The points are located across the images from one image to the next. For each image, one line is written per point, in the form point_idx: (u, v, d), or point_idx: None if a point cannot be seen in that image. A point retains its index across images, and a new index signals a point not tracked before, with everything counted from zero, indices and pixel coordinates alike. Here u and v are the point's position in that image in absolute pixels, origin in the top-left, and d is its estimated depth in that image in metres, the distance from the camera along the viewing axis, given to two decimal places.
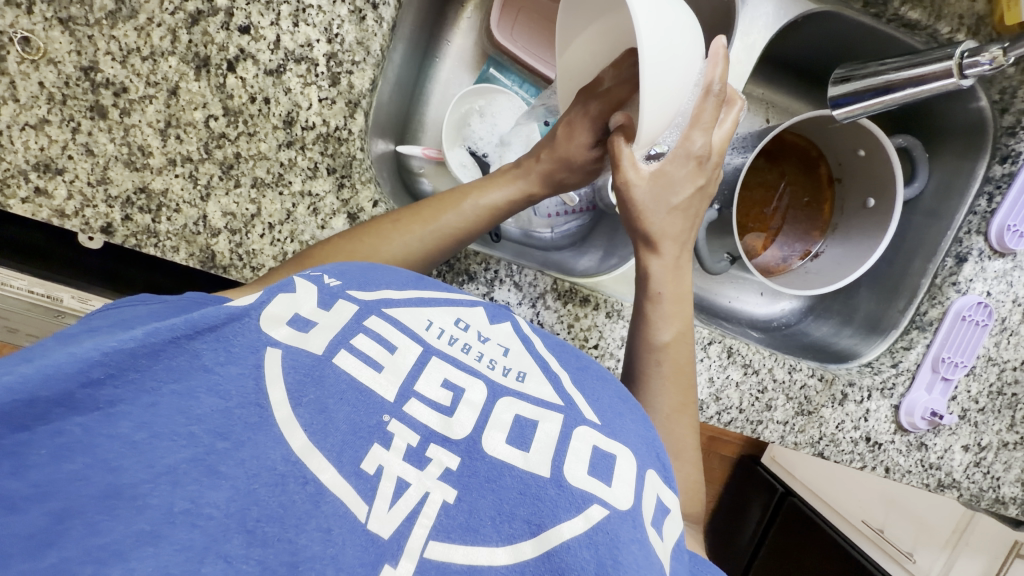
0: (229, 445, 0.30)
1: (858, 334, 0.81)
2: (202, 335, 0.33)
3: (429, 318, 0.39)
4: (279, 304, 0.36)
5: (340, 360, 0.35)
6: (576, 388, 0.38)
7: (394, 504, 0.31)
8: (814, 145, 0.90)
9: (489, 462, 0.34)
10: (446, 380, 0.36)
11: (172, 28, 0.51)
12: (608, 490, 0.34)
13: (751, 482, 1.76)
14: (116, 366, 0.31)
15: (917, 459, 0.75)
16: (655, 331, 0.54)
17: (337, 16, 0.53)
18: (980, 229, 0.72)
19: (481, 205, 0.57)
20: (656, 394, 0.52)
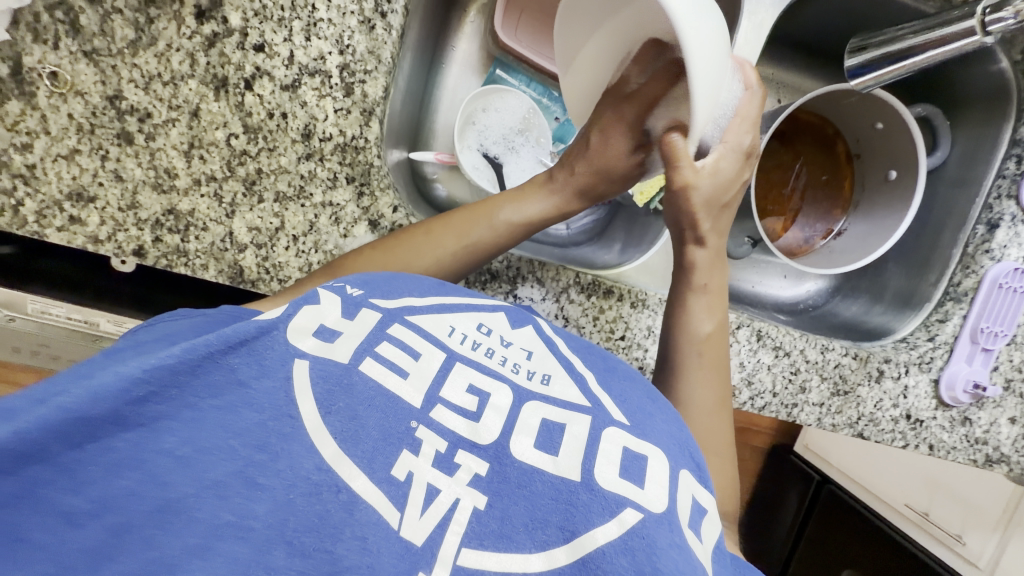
0: (266, 457, 0.31)
1: (890, 310, 0.79)
2: (236, 350, 0.34)
3: (452, 325, 0.41)
4: (305, 316, 0.37)
5: (365, 367, 0.36)
6: (602, 388, 0.40)
7: (425, 511, 0.32)
8: (831, 123, 0.89)
9: (518, 468, 0.34)
10: (471, 385, 0.37)
11: (190, 52, 0.52)
12: (642, 492, 0.34)
13: (785, 472, 1.74)
14: (159, 383, 0.32)
15: (962, 435, 0.74)
16: (694, 322, 0.54)
17: (347, 28, 0.54)
18: (1011, 192, 0.70)
19: (514, 217, 0.57)
20: (694, 386, 0.52)
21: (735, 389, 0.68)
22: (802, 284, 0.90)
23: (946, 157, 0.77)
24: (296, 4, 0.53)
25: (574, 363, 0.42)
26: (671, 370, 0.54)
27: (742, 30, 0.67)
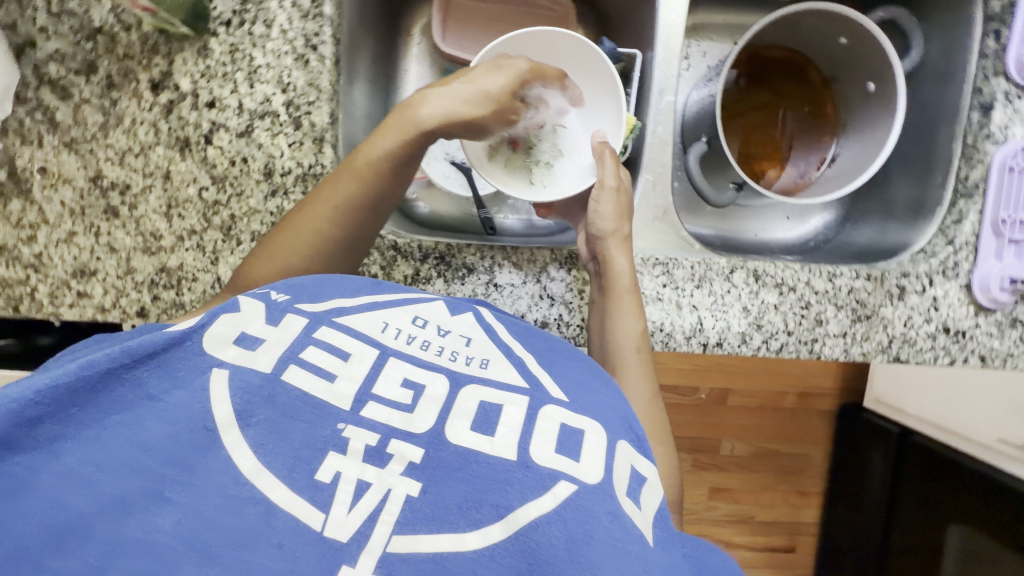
0: (175, 472, 0.33)
1: (904, 224, 0.74)
2: (143, 363, 0.37)
3: (384, 321, 0.43)
4: (224, 325, 0.39)
5: (288, 376, 0.38)
6: (542, 370, 0.43)
7: (353, 506, 0.33)
8: (799, 53, 0.84)
9: (455, 452, 0.36)
10: (405, 378, 0.40)
11: (153, 122, 0.57)
12: (576, 465, 0.36)
13: (861, 432, 1.64)
14: (55, 404, 0.34)
15: (1016, 339, 0.67)
16: (622, 322, 0.58)
17: (285, 67, 0.57)
18: (998, 70, 0.65)
19: (373, 161, 0.55)
20: (630, 376, 0.58)
21: (744, 336, 0.65)
22: (807, 222, 0.87)
23: (923, 55, 0.72)
24: (235, 57, 0.57)
25: (512, 347, 0.45)
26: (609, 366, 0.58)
27: None
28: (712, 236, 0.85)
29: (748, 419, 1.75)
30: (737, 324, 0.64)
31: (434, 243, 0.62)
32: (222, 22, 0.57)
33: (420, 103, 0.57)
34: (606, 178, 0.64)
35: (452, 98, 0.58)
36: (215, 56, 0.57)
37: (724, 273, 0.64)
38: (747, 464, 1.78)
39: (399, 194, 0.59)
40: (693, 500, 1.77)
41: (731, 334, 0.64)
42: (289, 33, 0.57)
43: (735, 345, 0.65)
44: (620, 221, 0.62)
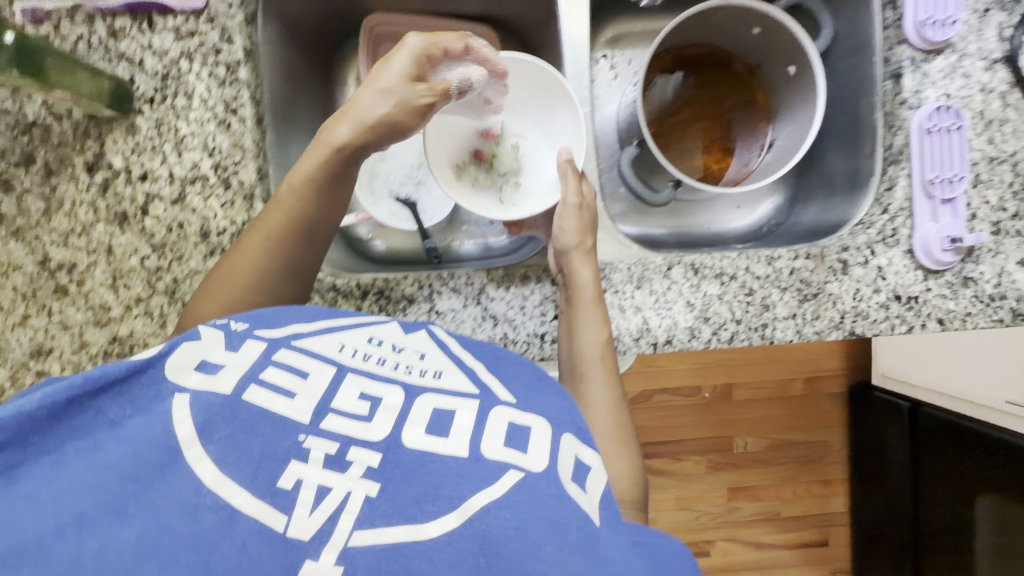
0: (135, 488, 0.32)
1: (844, 199, 0.74)
2: (105, 391, 0.36)
3: (340, 341, 0.45)
4: (184, 353, 0.39)
5: (247, 395, 0.38)
6: (491, 377, 0.46)
7: (314, 508, 0.34)
8: (720, 46, 0.85)
9: (411, 454, 0.38)
10: (362, 393, 0.41)
11: (92, 201, 0.60)
12: (525, 456, 0.38)
13: (874, 411, 1.55)
14: (10, 433, 0.33)
15: (971, 298, 0.66)
16: (585, 331, 0.59)
17: (209, 133, 0.61)
18: (900, 38, 0.67)
19: (298, 188, 0.57)
20: (593, 382, 0.59)
21: (693, 330, 0.65)
22: (757, 209, 0.87)
23: (835, 32, 0.74)
24: (162, 131, 0.60)
25: (464, 358, 0.48)
26: (574, 372, 0.60)
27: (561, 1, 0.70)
28: (665, 235, 0.86)
29: (758, 411, 1.65)
30: (683, 319, 0.64)
31: (372, 279, 0.63)
32: (146, 100, 0.60)
33: (334, 125, 0.59)
34: (568, 195, 0.67)
35: (358, 116, 0.59)
36: (143, 132, 0.60)
37: (662, 271, 0.65)
38: (763, 458, 1.66)
39: (333, 211, 0.61)
40: (713, 501, 1.65)
41: (679, 330, 0.64)
42: (210, 101, 0.61)
43: (684, 340, 0.65)
44: (580, 235, 0.65)
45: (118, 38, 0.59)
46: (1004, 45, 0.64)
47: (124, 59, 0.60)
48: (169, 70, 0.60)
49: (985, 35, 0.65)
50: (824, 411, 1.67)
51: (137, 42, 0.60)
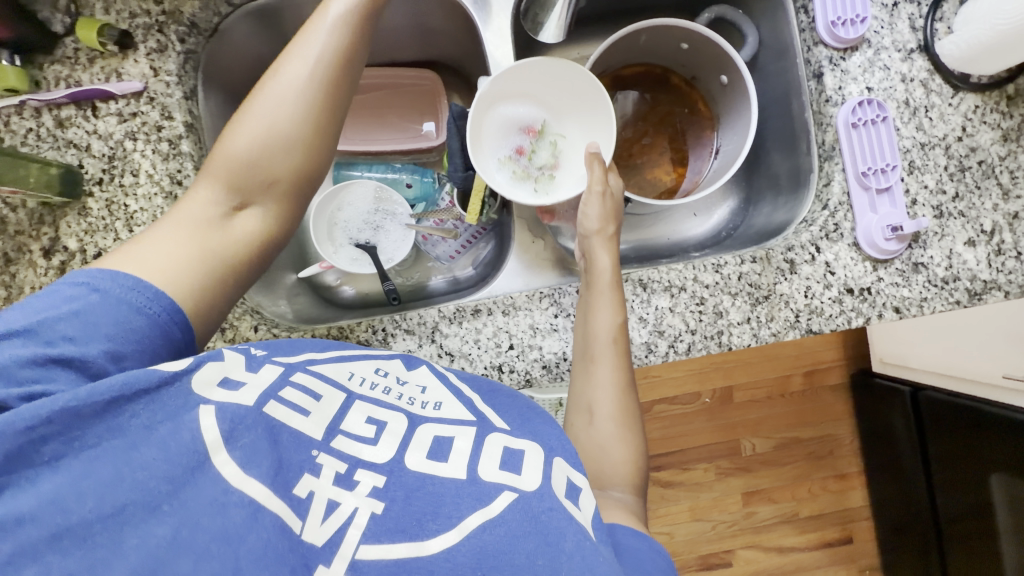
0: (168, 488, 0.41)
1: (789, 198, 0.75)
2: (139, 398, 0.43)
3: (351, 371, 0.54)
4: (207, 370, 0.46)
5: (268, 409, 0.47)
6: (490, 409, 0.54)
7: (324, 519, 0.44)
8: (655, 65, 0.88)
9: (414, 475, 0.47)
10: (369, 417, 0.51)
11: (50, 284, 0.62)
12: (519, 477, 0.47)
13: (876, 398, 1.49)
14: (65, 425, 0.41)
15: (925, 283, 0.65)
16: (601, 312, 0.60)
17: (157, 207, 0.63)
18: (815, 40, 0.68)
19: (324, 38, 0.55)
20: (602, 364, 0.59)
21: (649, 345, 0.65)
22: (713, 215, 0.87)
23: (758, 40, 0.76)
24: (112, 210, 0.63)
25: (460, 387, 0.56)
26: (584, 354, 0.60)
27: (489, 43, 0.73)
28: (627, 251, 0.87)
29: (760, 411, 1.60)
30: (638, 335, 0.65)
31: (327, 329, 0.65)
32: (95, 182, 0.63)
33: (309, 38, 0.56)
34: (593, 179, 0.67)
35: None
36: (94, 213, 0.63)
37: None
38: (773, 459, 1.59)
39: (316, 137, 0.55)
40: (727, 508, 1.58)
41: (636, 346, 0.65)
42: (156, 177, 0.63)
43: (642, 356, 0.65)
44: (604, 222, 0.67)
45: (65, 127, 0.62)
46: (916, 36, 0.67)
47: (72, 146, 0.62)
48: (115, 151, 0.63)
49: (897, 28, 0.67)
50: (827, 405, 1.61)
51: (84, 129, 0.63)
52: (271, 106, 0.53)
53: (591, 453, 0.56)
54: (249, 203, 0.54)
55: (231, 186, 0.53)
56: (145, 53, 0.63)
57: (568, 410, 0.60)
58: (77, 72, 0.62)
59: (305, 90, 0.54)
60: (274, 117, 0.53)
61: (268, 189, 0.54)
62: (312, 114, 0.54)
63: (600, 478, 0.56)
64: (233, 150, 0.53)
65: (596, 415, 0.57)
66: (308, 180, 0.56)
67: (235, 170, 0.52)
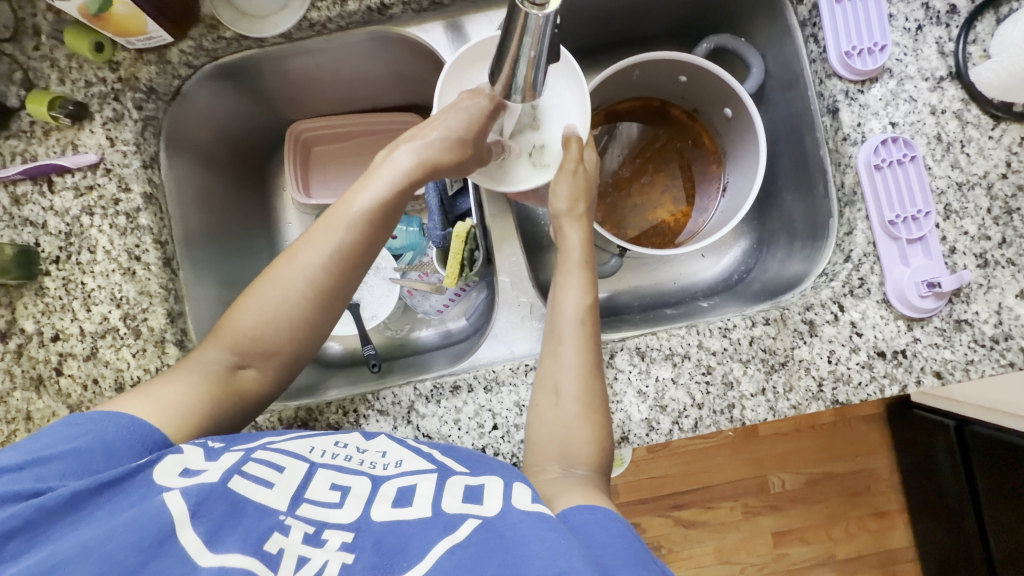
0: (137, 560, 0.39)
1: (806, 245, 0.67)
2: (105, 488, 0.43)
3: (311, 444, 0.51)
4: (169, 463, 0.45)
5: (233, 484, 0.45)
6: (445, 455, 0.52)
7: (298, 571, 0.42)
8: (653, 97, 0.81)
9: (381, 523, 0.45)
10: (332, 482, 0.48)
11: (7, 369, 0.59)
12: (483, 506, 0.44)
13: (915, 431, 1.36)
14: (31, 519, 0.41)
15: (970, 342, 0.56)
16: (568, 292, 0.57)
17: (115, 283, 0.59)
18: (827, 71, 0.61)
19: (348, 222, 0.54)
20: (568, 345, 0.54)
21: (651, 423, 0.58)
22: (723, 257, 0.80)
23: (764, 69, 0.69)
24: (69, 288, 0.59)
25: (422, 444, 0.54)
26: (552, 334, 0.56)
27: None
28: (630, 301, 0.79)
29: (788, 445, 1.48)
30: (637, 412, 0.58)
31: (294, 412, 0.59)
32: (52, 261, 0.60)
33: (333, 225, 0.54)
34: (564, 158, 0.60)
35: (420, 144, 0.57)
36: (52, 293, 0.59)
37: (605, 360, 0.59)
38: (803, 497, 1.47)
39: (317, 328, 0.54)
40: (756, 551, 1.46)
41: (635, 424, 0.57)
42: (113, 252, 0.59)
43: (642, 435, 0.57)
44: (574, 201, 0.61)
45: (22, 204, 0.60)
46: (946, 62, 0.58)
47: (29, 224, 0.59)
48: (72, 227, 0.59)
49: (923, 54, 0.59)
50: (862, 437, 1.48)
51: (40, 205, 0.60)
52: (279, 293, 0.52)
53: (556, 433, 0.51)
54: (247, 364, 0.53)
55: (233, 351, 0.52)
56: (101, 122, 0.60)
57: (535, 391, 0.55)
58: (34, 146, 0.59)
59: (309, 287, 0.52)
60: (280, 298, 0.52)
61: (264, 358, 0.53)
62: (316, 301, 0.53)
63: (566, 458, 0.50)
64: (235, 320, 0.53)
65: (561, 395, 0.52)
66: (300, 355, 0.55)
67: (237, 339, 0.52)
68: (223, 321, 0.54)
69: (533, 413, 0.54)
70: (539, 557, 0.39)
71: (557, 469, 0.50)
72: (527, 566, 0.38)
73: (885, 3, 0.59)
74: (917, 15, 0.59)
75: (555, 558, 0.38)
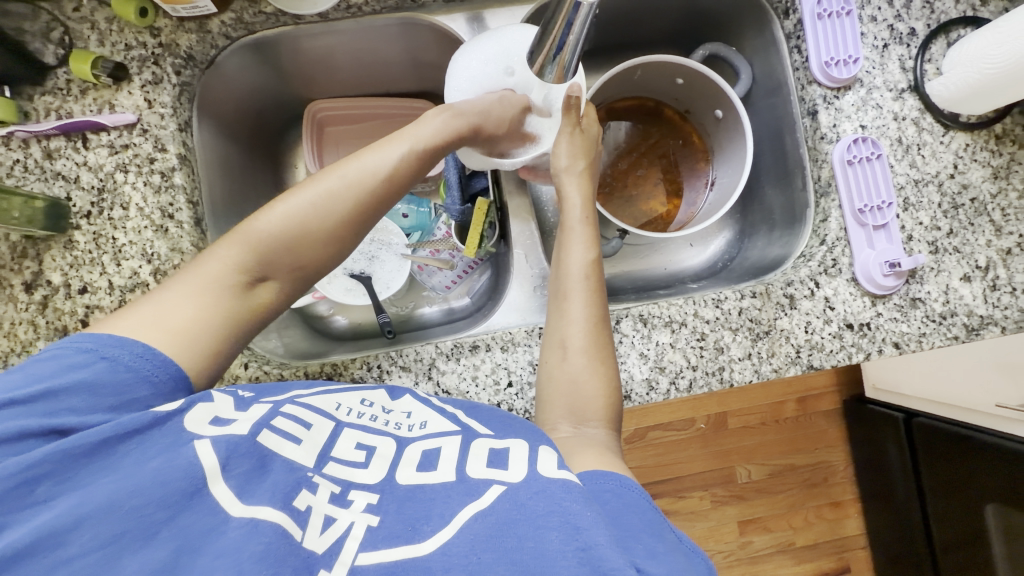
0: (165, 515, 0.39)
1: (785, 232, 0.76)
2: (130, 436, 0.42)
3: (338, 401, 0.51)
4: (199, 411, 0.44)
5: (262, 438, 0.44)
6: (471, 418, 0.50)
7: (324, 529, 0.41)
8: (648, 98, 0.89)
9: (405, 488, 0.43)
10: (358, 442, 0.47)
11: (31, 320, 0.60)
12: (506, 471, 0.43)
13: (869, 426, 1.44)
14: (53, 465, 0.40)
15: (923, 318, 0.65)
16: (572, 251, 0.61)
17: (147, 240, 0.61)
18: (809, 78, 0.70)
19: (386, 162, 0.56)
20: (574, 300, 0.58)
21: (652, 382, 0.64)
22: (709, 246, 0.88)
23: (752, 76, 0.78)
24: (100, 243, 0.61)
25: (445, 407, 0.53)
26: (557, 291, 0.60)
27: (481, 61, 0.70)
28: (623, 283, 0.86)
29: (754, 438, 1.57)
30: (639, 372, 0.64)
31: (320, 366, 0.63)
32: (83, 215, 0.61)
33: (371, 159, 0.56)
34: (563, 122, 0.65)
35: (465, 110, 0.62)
36: (81, 247, 0.61)
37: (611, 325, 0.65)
38: (766, 488, 1.56)
39: (344, 249, 0.55)
40: (724, 538, 1.55)
41: (637, 384, 0.64)
42: (146, 209, 0.61)
43: (643, 394, 0.63)
44: (574, 158, 0.65)
45: (54, 158, 0.61)
46: (906, 76, 0.68)
47: (60, 177, 0.61)
48: (105, 183, 0.61)
49: (887, 68, 0.68)
50: (821, 431, 1.58)
51: (73, 160, 0.61)
52: (313, 211, 0.52)
53: (564, 388, 0.55)
54: (271, 276, 0.52)
55: (254, 264, 0.51)
56: (139, 84, 0.62)
57: (543, 350, 0.59)
58: (69, 104, 0.61)
59: (346, 211, 0.53)
60: (321, 213, 0.53)
61: (290, 269, 0.53)
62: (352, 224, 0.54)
63: (575, 415, 0.54)
64: (266, 229, 0.51)
65: (568, 349, 0.57)
66: (324, 269, 0.55)
67: (266, 247, 0.51)
68: (247, 227, 0.52)
69: (542, 370, 0.58)
70: (559, 530, 0.38)
71: (569, 426, 0.54)
72: (547, 545, 0.38)
73: (858, 22, 0.68)
74: (884, 34, 0.68)
75: (576, 533, 0.38)
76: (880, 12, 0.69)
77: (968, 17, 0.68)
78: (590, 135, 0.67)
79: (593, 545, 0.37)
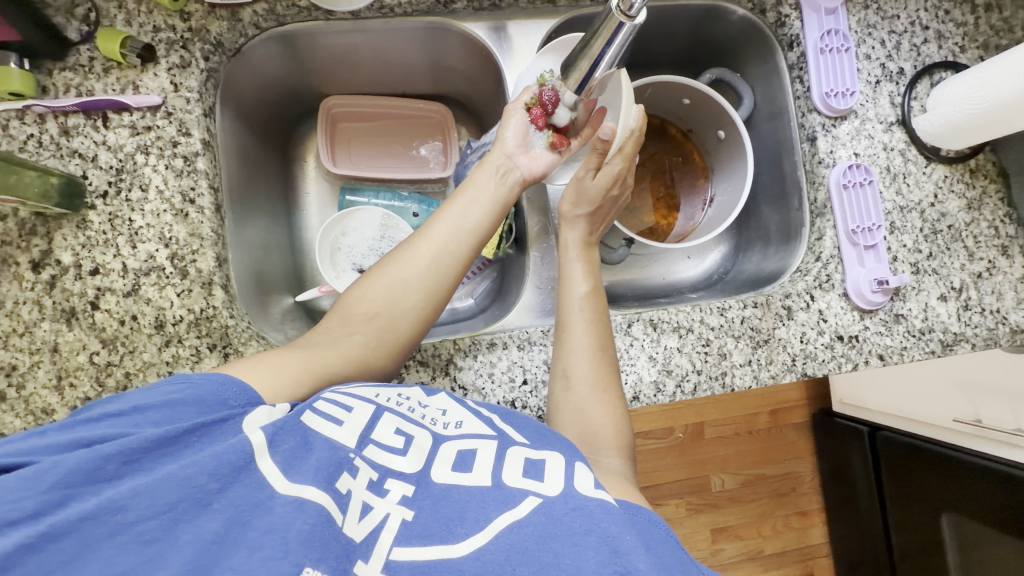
0: (218, 485, 0.39)
1: (780, 249, 0.81)
2: (193, 432, 0.42)
3: (377, 390, 0.51)
4: (258, 413, 0.44)
5: (305, 417, 0.45)
6: (506, 425, 0.51)
7: (362, 517, 0.42)
8: (654, 115, 0.93)
9: (439, 487, 0.44)
10: (398, 427, 0.48)
11: (36, 299, 0.58)
12: (541, 484, 0.44)
13: (835, 437, 1.52)
14: (129, 455, 0.39)
15: (904, 333, 0.71)
16: (571, 285, 0.64)
17: (165, 223, 0.60)
18: (810, 106, 0.75)
19: (442, 230, 0.61)
20: (575, 331, 0.61)
21: (658, 384, 0.67)
22: (706, 259, 0.92)
23: (754, 102, 0.83)
24: (116, 224, 0.60)
25: (480, 409, 0.54)
26: (558, 323, 0.63)
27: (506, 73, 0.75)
28: (625, 292, 0.88)
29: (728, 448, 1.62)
30: (647, 374, 0.67)
31: None
32: (99, 195, 0.60)
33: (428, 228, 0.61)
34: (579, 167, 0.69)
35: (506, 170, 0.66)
36: (95, 227, 0.59)
37: (623, 327, 0.68)
38: (739, 496, 1.62)
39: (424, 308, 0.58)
40: (696, 545, 1.60)
41: (645, 385, 0.66)
42: (166, 192, 0.61)
43: (650, 395, 0.66)
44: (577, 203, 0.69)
45: (71, 135, 0.60)
46: (895, 111, 0.74)
47: (77, 155, 0.60)
48: (124, 163, 0.60)
49: (879, 102, 0.74)
50: (791, 442, 1.65)
51: (91, 139, 0.60)
52: (391, 281, 0.57)
53: (573, 416, 0.57)
54: (356, 332, 0.56)
55: (345, 322, 0.56)
56: (166, 67, 0.62)
57: (550, 381, 0.61)
58: (91, 81, 0.61)
59: (420, 278, 0.58)
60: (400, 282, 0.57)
61: (373, 324, 0.56)
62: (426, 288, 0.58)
63: (588, 448, 0.55)
64: (354, 296, 0.57)
65: (571, 379, 0.59)
66: (407, 327, 0.57)
67: (356, 307, 0.57)
68: (343, 297, 0.58)
69: (549, 400, 0.60)
70: (596, 551, 0.39)
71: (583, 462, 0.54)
72: (584, 564, 0.39)
73: (855, 59, 0.74)
74: (877, 72, 0.75)
75: (615, 556, 0.39)
76: (873, 51, 0.75)
77: (950, 61, 0.75)
78: (610, 172, 0.68)
79: (633, 570, 0.38)
